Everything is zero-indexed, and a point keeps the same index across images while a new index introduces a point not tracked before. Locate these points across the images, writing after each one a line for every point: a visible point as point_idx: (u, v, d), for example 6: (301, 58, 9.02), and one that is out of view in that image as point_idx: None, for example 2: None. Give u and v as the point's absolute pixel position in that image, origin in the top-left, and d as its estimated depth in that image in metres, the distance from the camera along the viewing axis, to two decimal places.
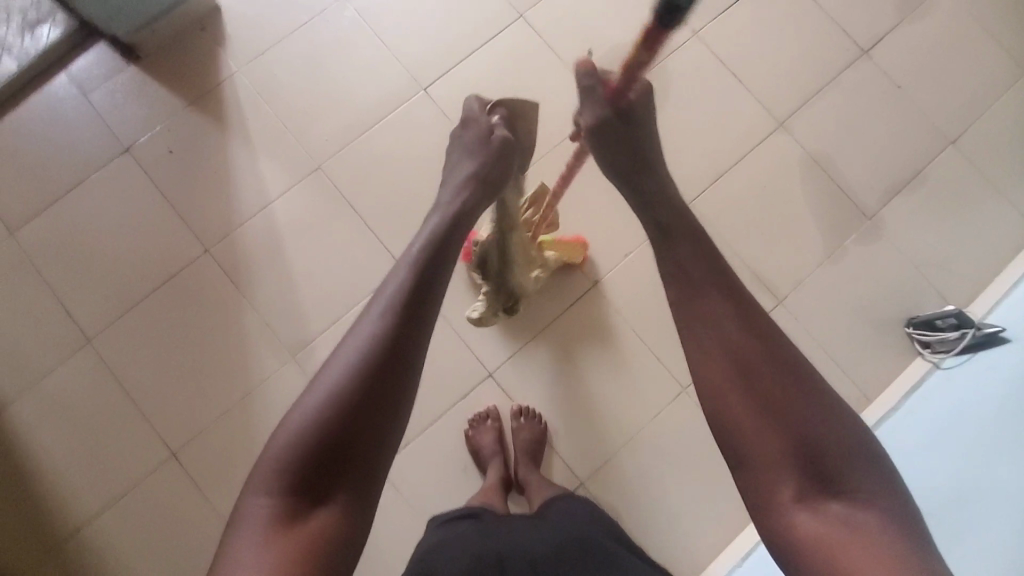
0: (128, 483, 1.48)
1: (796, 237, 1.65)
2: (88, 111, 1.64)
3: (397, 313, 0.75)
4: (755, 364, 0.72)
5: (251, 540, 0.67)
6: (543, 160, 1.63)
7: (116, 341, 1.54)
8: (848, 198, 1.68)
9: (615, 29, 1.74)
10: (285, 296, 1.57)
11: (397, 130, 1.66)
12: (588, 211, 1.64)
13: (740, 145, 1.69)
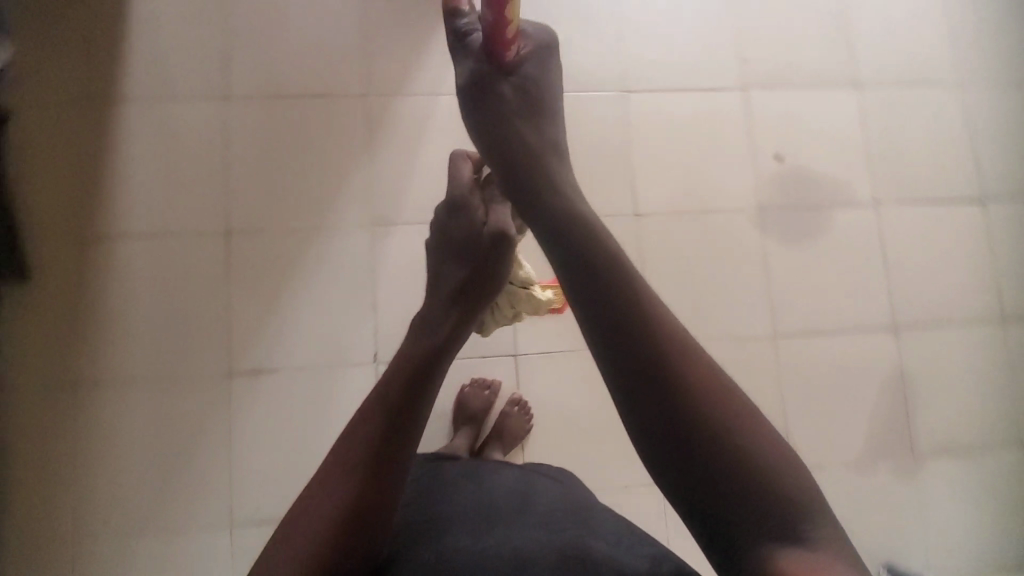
0: (74, 232, 1.16)
1: (932, 401, 1.28)
2: None
3: (379, 432, 0.60)
4: (619, 329, 0.47)
5: None
6: (718, 192, 1.30)
7: (174, 75, 1.22)
8: (925, 415, 1.27)
9: (895, 112, 1.38)
10: (380, 181, 1.24)
11: (587, 101, 1.30)
12: (734, 267, 1.28)
13: (954, 313, 1.32)
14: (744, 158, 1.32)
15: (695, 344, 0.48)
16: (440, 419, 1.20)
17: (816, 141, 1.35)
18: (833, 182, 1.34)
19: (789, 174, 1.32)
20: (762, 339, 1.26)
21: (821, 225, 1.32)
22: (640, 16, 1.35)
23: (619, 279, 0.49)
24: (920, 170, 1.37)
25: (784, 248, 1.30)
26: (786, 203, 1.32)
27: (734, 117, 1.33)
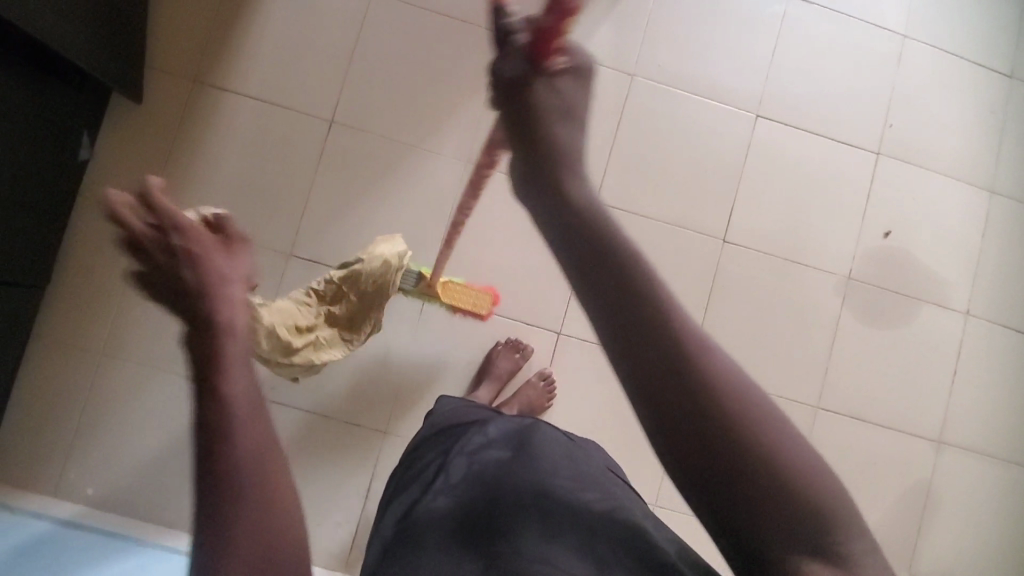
0: (199, 74, 1.18)
1: (947, 526, 1.24)
2: None
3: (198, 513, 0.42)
4: (662, 386, 0.37)
5: None
6: (813, 250, 1.26)
7: None
8: (934, 537, 1.23)
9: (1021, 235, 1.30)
10: (486, 123, 1.23)
11: (718, 117, 1.26)
12: (800, 326, 1.24)
13: (1000, 454, 1.26)
14: (850, 224, 1.27)
15: (725, 366, 0.38)
16: (464, 365, 1.20)
17: (930, 232, 1.28)
18: (934, 282, 1.27)
19: (892, 257, 1.27)
20: (803, 407, 1.23)
21: (905, 317, 1.26)
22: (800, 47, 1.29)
23: (655, 311, 0.38)
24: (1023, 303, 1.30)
25: (857, 326, 1.25)
26: (876, 283, 1.26)
27: (856, 180, 1.28)
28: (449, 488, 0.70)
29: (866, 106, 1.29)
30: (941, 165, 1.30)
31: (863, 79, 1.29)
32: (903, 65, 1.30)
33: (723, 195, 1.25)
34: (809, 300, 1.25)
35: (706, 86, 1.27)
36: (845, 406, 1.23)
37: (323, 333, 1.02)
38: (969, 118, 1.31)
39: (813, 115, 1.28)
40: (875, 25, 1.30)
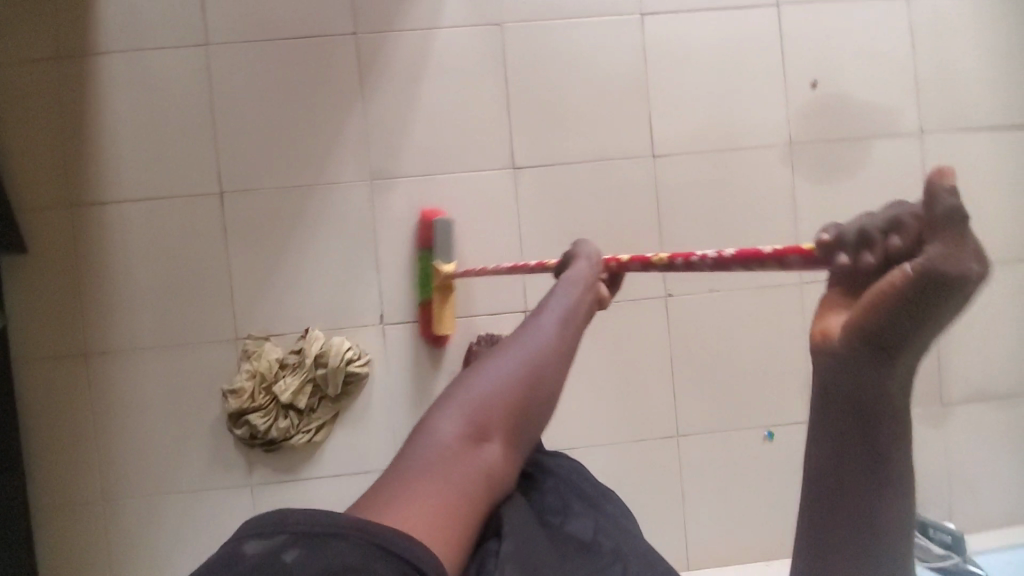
0: (74, 197, 1.13)
1: (965, 345, 1.22)
2: None
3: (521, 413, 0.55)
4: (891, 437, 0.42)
5: (449, 416, 0.54)
6: (746, 129, 1.19)
7: (149, 18, 1.12)
8: (957, 361, 1.21)
9: (953, 27, 1.21)
10: (373, 131, 1.15)
11: (602, 30, 1.17)
12: (759, 210, 1.19)
13: (997, 257, 1.22)
14: (774, 88, 1.20)
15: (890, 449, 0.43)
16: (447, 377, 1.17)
17: (857, 63, 1.20)
18: (877, 113, 1.20)
19: (827, 105, 1.20)
20: (791, 289, 1.19)
21: (860, 161, 1.20)
22: None
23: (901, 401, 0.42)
24: (979, 96, 1.22)
25: (815, 188, 1.19)
26: (820, 138, 1.20)
27: (765, 41, 1.19)
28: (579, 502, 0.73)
29: None
30: None
31: None
32: None
33: (636, 110, 1.18)
34: (760, 180, 1.19)
35: (580, 2, 1.17)
36: None
37: (280, 424, 1.10)
38: None
39: None
40: None
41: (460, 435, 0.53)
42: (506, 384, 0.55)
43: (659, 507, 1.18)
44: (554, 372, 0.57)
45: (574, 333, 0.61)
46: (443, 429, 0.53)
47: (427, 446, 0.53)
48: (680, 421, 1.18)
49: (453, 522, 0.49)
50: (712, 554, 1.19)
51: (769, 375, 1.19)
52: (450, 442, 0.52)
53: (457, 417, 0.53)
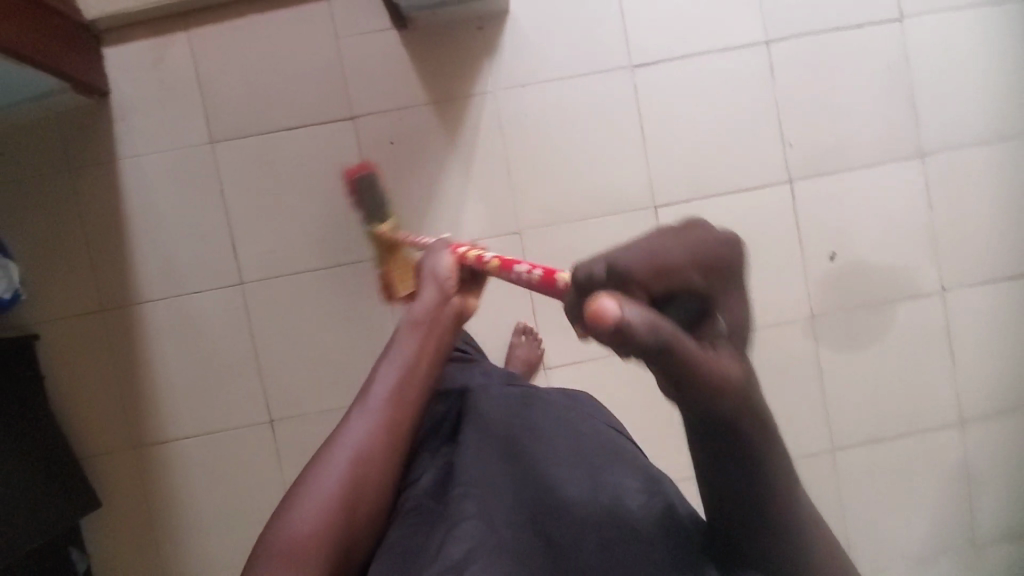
0: (134, 440, 1.18)
1: (994, 488, 1.27)
2: None
3: (361, 496, 0.64)
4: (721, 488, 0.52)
5: (299, 514, 0.61)
6: (772, 310, 1.22)
7: (183, 266, 1.17)
8: (987, 504, 1.27)
9: (967, 181, 1.23)
10: None
11: (622, 229, 1.20)
12: (789, 386, 1.23)
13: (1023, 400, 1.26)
14: (793, 264, 1.21)
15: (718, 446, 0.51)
16: None
17: (877, 230, 1.22)
18: (899, 277, 1.23)
19: (848, 276, 1.22)
20: (820, 455, 1.24)
21: (881, 326, 1.23)
22: (668, 116, 1.19)
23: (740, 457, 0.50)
24: (997, 249, 1.24)
25: (839, 357, 1.23)
26: (841, 308, 1.22)
27: (780, 220, 1.21)
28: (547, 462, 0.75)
29: (760, 139, 1.20)
30: (861, 159, 1.21)
31: (746, 115, 1.20)
32: (779, 78, 1.20)
33: None
34: (787, 357, 1.22)
35: (596, 202, 1.19)
36: (858, 434, 1.24)
37: None
38: (869, 101, 1.21)
39: (710, 177, 1.20)
40: (735, 51, 1.19)
41: (309, 529, 0.60)
42: (385, 410, 0.68)
43: None
44: (365, 449, 0.65)
45: (400, 400, 0.69)
46: (293, 530, 0.60)
47: (285, 541, 0.60)
48: None
49: None
50: None
51: None
52: (301, 537, 0.60)
53: (363, 419, 0.67)
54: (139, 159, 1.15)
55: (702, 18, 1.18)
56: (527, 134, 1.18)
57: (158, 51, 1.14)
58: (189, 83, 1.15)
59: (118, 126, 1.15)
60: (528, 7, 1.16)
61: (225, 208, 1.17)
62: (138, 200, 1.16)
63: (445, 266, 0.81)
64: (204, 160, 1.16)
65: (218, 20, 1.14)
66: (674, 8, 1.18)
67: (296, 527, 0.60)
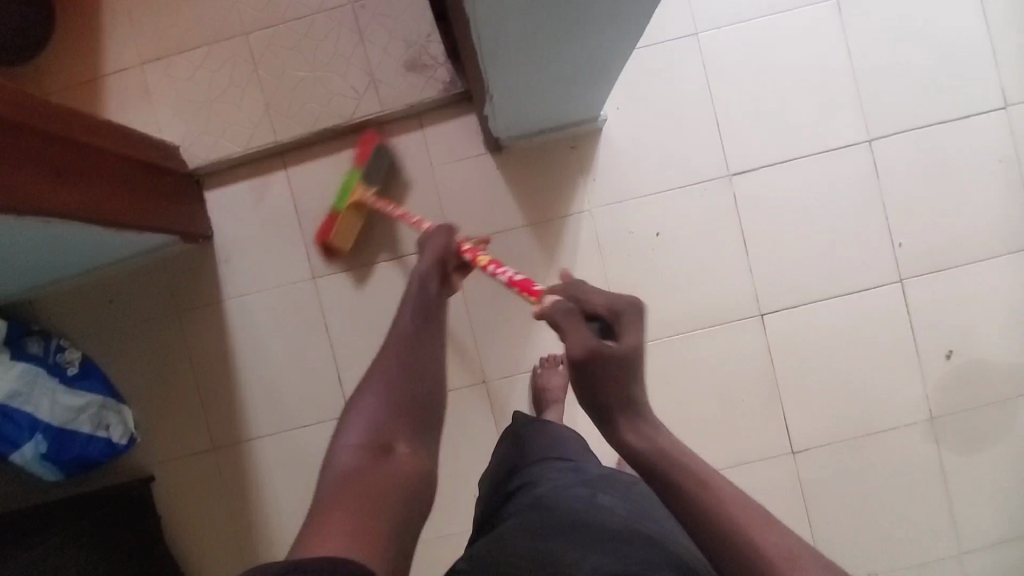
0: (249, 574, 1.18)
1: None
2: (356, 94, 1.12)
3: (415, 415, 0.65)
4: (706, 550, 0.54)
5: (353, 426, 0.63)
6: (889, 412, 1.18)
7: (291, 399, 1.17)
8: None
9: None
10: None
11: (729, 337, 1.18)
12: (911, 490, 1.18)
13: None
14: (908, 364, 1.18)
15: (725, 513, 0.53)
16: None
17: (995, 325, 1.18)
18: (1020, 372, 1.18)
19: (966, 373, 1.18)
20: (949, 561, 1.19)
21: (1005, 425, 1.18)
22: (769, 220, 1.17)
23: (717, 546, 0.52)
24: None
25: (962, 458, 1.18)
26: (962, 408, 1.18)
27: (892, 320, 1.17)
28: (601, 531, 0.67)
29: (867, 238, 1.17)
30: (974, 252, 1.17)
31: (850, 214, 1.17)
32: (883, 176, 1.17)
33: (771, 411, 1.18)
34: (907, 460, 1.18)
35: (700, 314, 1.17)
36: (984, 537, 1.19)
37: None
38: (978, 192, 1.17)
39: (817, 280, 1.17)
40: (836, 151, 1.17)
41: (359, 441, 0.62)
42: (409, 320, 0.73)
43: None
44: (406, 367, 0.68)
45: (410, 326, 0.72)
46: (345, 447, 0.62)
47: (346, 454, 0.62)
48: None
49: (372, 534, 0.54)
50: None
51: None
52: (355, 455, 0.61)
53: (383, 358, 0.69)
54: (245, 299, 1.16)
55: (799, 121, 1.16)
56: (627, 249, 1.17)
57: (258, 192, 1.16)
58: (290, 221, 1.16)
59: (223, 268, 1.16)
60: (621, 122, 1.16)
61: (331, 342, 1.17)
62: (244, 338, 1.17)
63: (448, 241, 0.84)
64: (307, 296, 1.16)
65: (316, 156, 1.15)
66: (768, 114, 1.16)
67: (342, 450, 0.62)
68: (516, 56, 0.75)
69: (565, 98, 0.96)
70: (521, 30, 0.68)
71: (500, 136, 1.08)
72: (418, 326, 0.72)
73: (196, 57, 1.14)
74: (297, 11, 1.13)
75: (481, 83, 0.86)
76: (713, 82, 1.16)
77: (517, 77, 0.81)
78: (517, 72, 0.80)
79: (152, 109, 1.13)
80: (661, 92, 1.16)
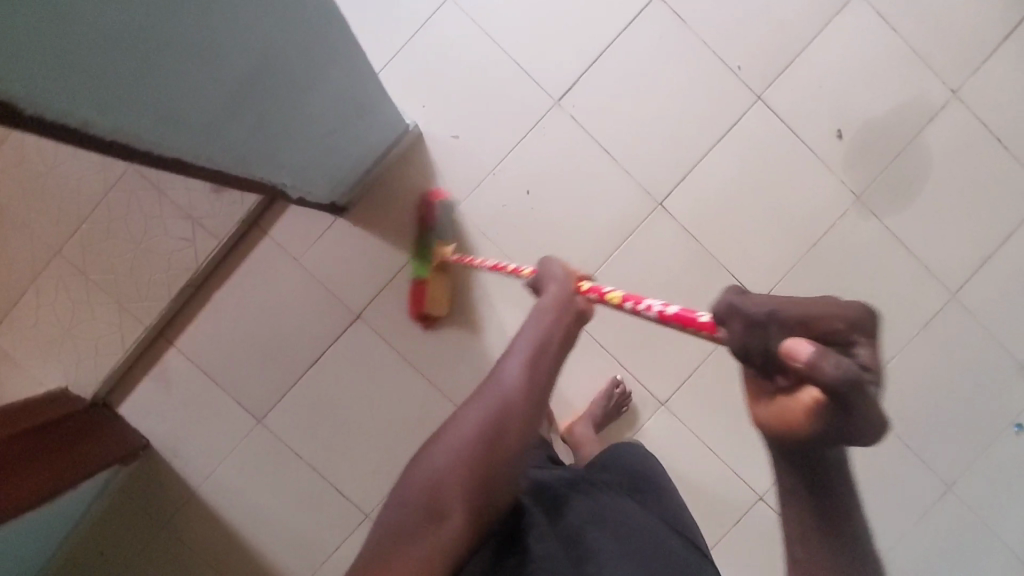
0: None
1: None
2: (186, 243, 1.10)
3: (466, 505, 0.52)
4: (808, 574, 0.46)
5: (404, 492, 0.53)
6: (818, 214, 1.18)
7: (307, 535, 1.15)
8: None
9: None
10: None
11: (644, 239, 1.17)
12: (876, 269, 1.19)
13: None
14: (811, 165, 1.17)
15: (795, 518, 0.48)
16: None
17: (862, 82, 1.17)
18: (909, 110, 1.17)
19: (863, 139, 1.18)
20: (945, 309, 1.20)
21: (922, 162, 1.18)
22: (614, 119, 1.16)
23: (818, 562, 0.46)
24: (975, 23, 1.18)
25: (904, 216, 1.18)
26: (876, 174, 1.18)
27: (772, 138, 1.17)
28: (629, 510, 0.70)
29: (707, 79, 1.16)
30: (806, 32, 1.16)
31: (681, 71, 1.15)
32: (688, 16, 1.15)
33: (720, 278, 1.18)
34: (857, 244, 1.18)
35: (607, 236, 1.16)
36: (960, 271, 1.20)
37: None
38: None
39: (687, 143, 1.16)
40: (633, 20, 1.15)
41: (408, 506, 0.52)
42: (540, 350, 0.56)
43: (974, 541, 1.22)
44: (499, 424, 0.53)
45: (547, 368, 0.56)
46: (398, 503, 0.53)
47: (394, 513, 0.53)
48: (940, 477, 1.22)
49: None
50: None
51: (976, 384, 1.21)
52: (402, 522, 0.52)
53: (492, 411, 0.54)
54: (214, 476, 1.14)
55: (586, 18, 1.14)
56: (509, 221, 1.15)
57: (163, 379, 1.13)
58: (207, 387, 1.13)
59: (177, 464, 1.14)
60: (434, 118, 1.14)
61: (310, 466, 1.15)
62: (236, 510, 1.15)
63: (565, 268, 0.65)
64: (264, 440, 1.14)
65: (193, 317, 1.13)
66: (555, 27, 1.14)
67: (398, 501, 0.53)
68: (262, 151, 0.72)
69: (351, 141, 0.93)
70: (240, 130, 0.65)
71: (332, 200, 1.06)
72: (556, 329, 0.58)
73: (29, 301, 1.10)
74: (89, 204, 1.09)
75: (258, 188, 0.84)
76: (492, 32, 1.14)
77: (287, 160, 0.79)
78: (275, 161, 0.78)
79: (20, 370, 1.10)
80: (452, 70, 1.13)
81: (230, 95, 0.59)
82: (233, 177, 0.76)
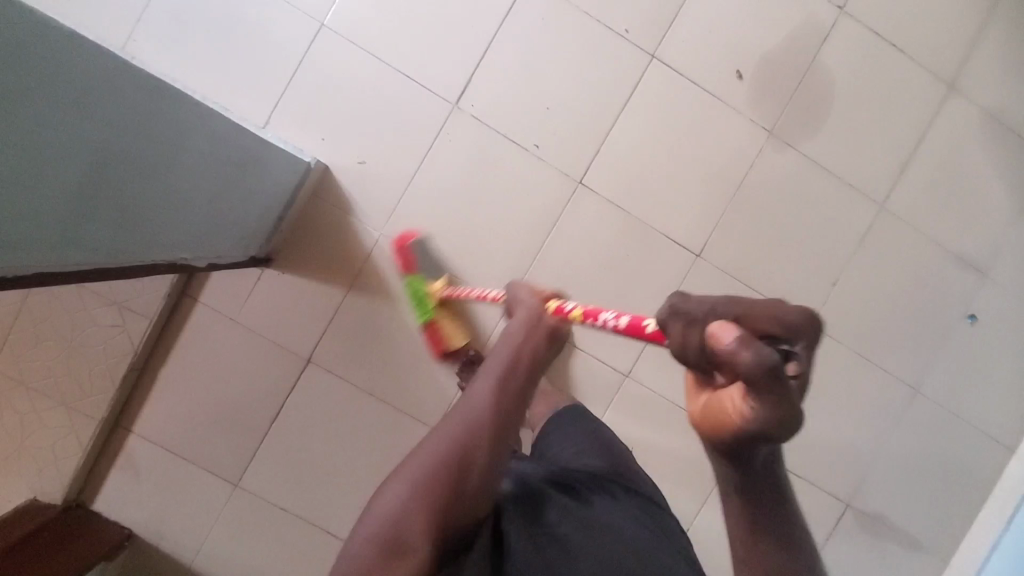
0: None
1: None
2: (116, 327, 1.07)
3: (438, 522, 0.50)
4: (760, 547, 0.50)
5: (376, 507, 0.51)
6: (736, 157, 1.18)
7: None
8: None
9: None
10: None
11: (572, 219, 1.17)
12: (802, 197, 1.20)
13: (978, 23, 1.21)
14: (719, 110, 1.17)
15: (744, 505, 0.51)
16: None
17: (750, 18, 1.17)
18: (801, 35, 1.18)
19: (763, 74, 1.18)
20: (876, 221, 1.22)
21: (824, 84, 1.19)
22: (515, 108, 1.15)
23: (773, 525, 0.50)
24: None
25: (818, 139, 1.19)
26: (783, 104, 1.18)
27: (675, 92, 1.16)
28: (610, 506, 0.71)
29: (598, 49, 1.15)
30: None
31: (571, 46, 1.14)
32: None
33: (654, 240, 1.18)
34: (780, 178, 1.19)
35: (535, 225, 1.16)
36: (883, 181, 1.21)
37: None
38: None
39: (592, 115, 1.16)
40: (512, 6, 1.13)
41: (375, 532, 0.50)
42: (514, 354, 0.55)
43: (948, 433, 1.26)
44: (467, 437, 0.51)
45: (533, 352, 0.55)
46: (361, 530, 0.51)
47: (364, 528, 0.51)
48: (905, 382, 1.25)
49: None
50: (1016, 427, 1.28)
51: (920, 286, 1.24)
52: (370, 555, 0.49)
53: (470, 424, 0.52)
54: (204, 549, 1.14)
55: (464, 14, 1.13)
56: (436, 233, 1.15)
57: (131, 467, 1.13)
58: (177, 463, 1.13)
59: (166, 545, 1.14)
60: (336, 148, 1.12)
61: (296, 516, 1.15)
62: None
63: (530, 290, 0.65)
64: (245, 503, 1.14)
65: (145, 399, 1.12)
66: (436, 31, 1.13)
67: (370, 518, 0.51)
68: (134, 232, 0.74)
69: (247, 195, 0.92)
70: (99, 222, 0.66)
71: (250, 253, 1.04)
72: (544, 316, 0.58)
73: None
74: None
75: (150, 267, 0.84)
76: (374, 49, 1.12)
77: (167, 228, 0.80)
78: (149, 234, 0.77)
79: None
80: (343, 97, 1.12)
81: (70, 199, 0.60)
82: (110, 264, 0.76)
